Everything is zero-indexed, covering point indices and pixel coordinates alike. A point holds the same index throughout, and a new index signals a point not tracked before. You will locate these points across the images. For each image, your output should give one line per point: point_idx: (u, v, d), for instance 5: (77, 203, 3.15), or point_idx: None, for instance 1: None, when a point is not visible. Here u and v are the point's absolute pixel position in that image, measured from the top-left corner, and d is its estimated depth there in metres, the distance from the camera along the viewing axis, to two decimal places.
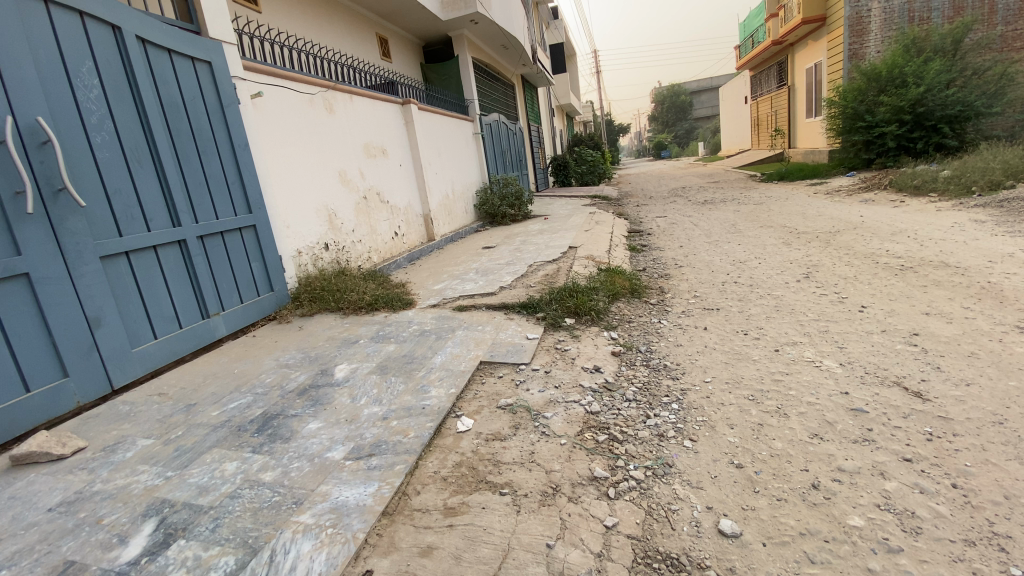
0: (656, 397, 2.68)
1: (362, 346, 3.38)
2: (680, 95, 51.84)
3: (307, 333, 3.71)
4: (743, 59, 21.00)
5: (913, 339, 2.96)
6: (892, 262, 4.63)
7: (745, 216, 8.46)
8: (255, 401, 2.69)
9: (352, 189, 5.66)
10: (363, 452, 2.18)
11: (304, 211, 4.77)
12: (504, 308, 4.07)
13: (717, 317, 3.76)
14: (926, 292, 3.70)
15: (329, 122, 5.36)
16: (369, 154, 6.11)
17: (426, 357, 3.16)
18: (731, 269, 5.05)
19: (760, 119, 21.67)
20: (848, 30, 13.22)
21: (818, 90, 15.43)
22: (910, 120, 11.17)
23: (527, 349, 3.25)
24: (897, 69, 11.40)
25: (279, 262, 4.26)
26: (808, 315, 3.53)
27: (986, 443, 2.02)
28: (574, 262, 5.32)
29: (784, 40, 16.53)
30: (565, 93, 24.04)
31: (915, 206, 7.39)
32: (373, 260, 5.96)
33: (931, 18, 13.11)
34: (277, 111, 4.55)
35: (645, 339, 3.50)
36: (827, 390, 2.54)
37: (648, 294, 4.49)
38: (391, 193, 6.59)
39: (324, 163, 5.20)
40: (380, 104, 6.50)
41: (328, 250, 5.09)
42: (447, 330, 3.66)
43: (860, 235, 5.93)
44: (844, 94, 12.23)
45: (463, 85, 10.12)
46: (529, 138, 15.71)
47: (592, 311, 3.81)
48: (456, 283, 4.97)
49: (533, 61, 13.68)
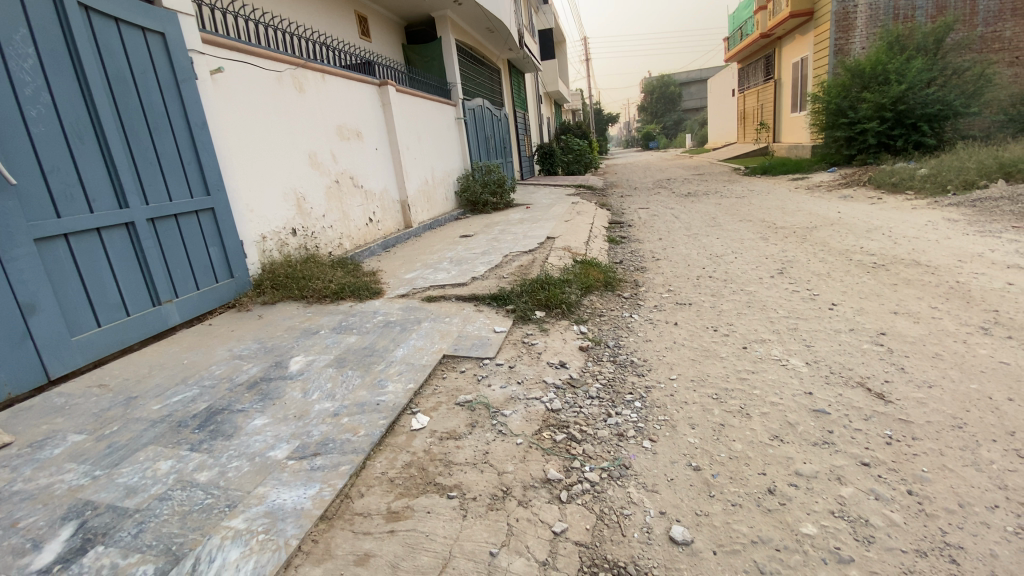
0: (620, 394, 2.61)
1: (322, 338, 3.27)
2: (669, 86, 51.74)
3: (266, 322, 3.57)
4: (731, 52, 20.96)
5: (879, 338, 2.94)
6: (866, 259, 4.63)
7: (725, 210, 8.43)
8: (200, 395, 2.58)
9: (323, 172, 5.47)
10: (307, 451, 2.08)
11: (268, 195, 4.60)
12: (474, 300, 3.97)
13: (689, 312, 3.70)
14: (896, 290, 3.69)
15: (298, 102, 5.16)
16: (342, 136, 5.92)
17: (387, 350, 3.05)
18: (707, 264, 5.01)
19: (746, 112, 21.69)
20: (835, 25, 13.23)
21: (803, 84, 15.46)
22: (891, 118, 11.22)
23: (493, 343, 3.15)
24: (880, 66, 11.44)
25: (240, 248, 4.10)
26: (779, 312, 3.49)
27: (944, 448, 1.99)
28: (550, 253, 5.22)
29: (772, 33, 16.48)
30: (553, 80, 23.76)
31: (891, 204, 7.43)
32: (346, 247, 5.81)
33: (915, 16, 13.15)
34: (239, 89, 4.35)
35: (614, 333, 3.44)
36: (791, 390, 2.50)
37: (621, 287, 4.42)
38: (366, 177, 6.41)
39: (292, 145, 5.01)
40: (355, 84, 6.28)
41: (296, 235, 4.93)
42: (413, 321, 3.54)
43: (836, 231, 5.93)
44: (828, 90, 12.24)
45: (445, 68, 9.87)
46: (514, 125, 15.50)
47: (562, 304, 3.73)
48: (428, 273, 4.84)
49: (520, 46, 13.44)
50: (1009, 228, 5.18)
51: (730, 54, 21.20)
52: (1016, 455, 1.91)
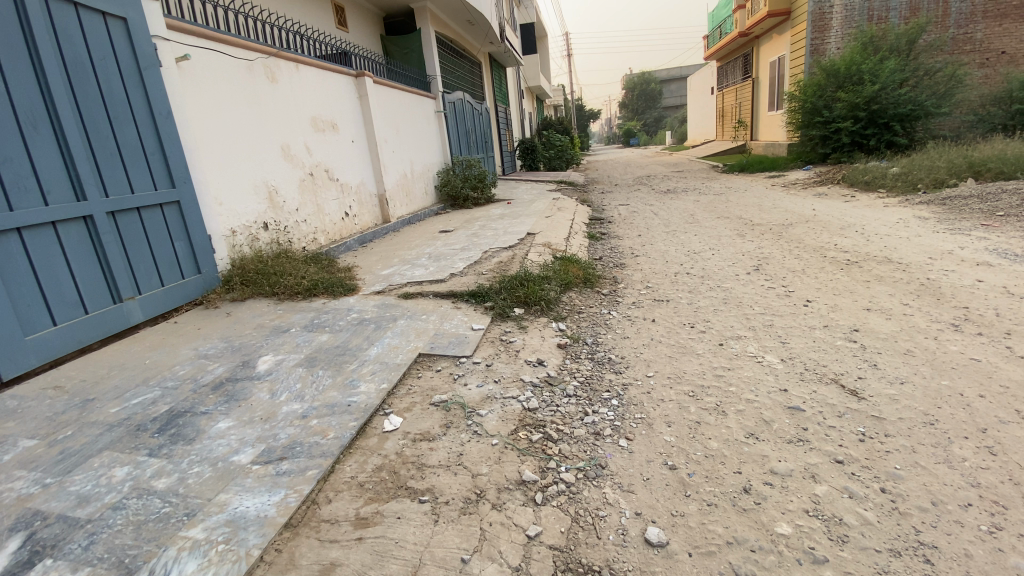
0: (597, 392, 2.58)
1: (293, 336, 3.17)
2: (650, 83, 52.06)
3: (235, 320, 3.45)
4: (711, 50, 21.18)
5: (853, 335, 2.97)
6: (840, 256, 4.70)
7: (704, 207, 8.50)
8: (162, 397, 2.47)
9: (296, 164, 5.32)
10: (273, 456, 2.00)
11: (238, 188, 4.44)
12: (451, 297, 3.90)
13: (667, 309, 3.70)
14: (869, 287, 3.75)
15: (270, 92, 5.00)
16: (316, 128, 5.76)
17: (361, 349, 2.97)
18: (685, 260, 5.02)
19: (725, 110, 21.95)
20: (811, 25, 13.43)
21: (780, 83, 15.69)
22: (865, 117, 11.46)
23: (469, 341, 3.09)
24: (855, 66, 11.66)
25: (207, 243, 3.95)
26: (755, 309, 3.51)
27: (917, 445, 2.02)
28: (530, 249, 5.18)
29: (750, 32, 16.67)
30: (535, 76, 23.65)
31: (864, 201, 7.58)
32: (320, 241, 5.67)
33: (889, 17, 13.44)
34: (207, 78, 4.19)
35: (593, 330, 3.41)
36: (767, 387, 2.51)
37: (600, 284, 4.40)
38: (342, 170, 6.26)
39: (263, 136, 4.86)
40: (330, 75, 6.13)
41: (267, 230, 4.79)
42: (388, 319, 3.46)
43: (811, 228, 6.02)
44: (804, 89, 12.43)
45: (425, 60, 9.71)
46: (495, 119, 15.39)
47: (541, 300, 3.70)
48: (406, 268, 4.75)
49: (501, 39, 13.32)
50: (976, 226, 5.32)
51: (709, 52, 21.37)
52: (987, 452, 1.95)
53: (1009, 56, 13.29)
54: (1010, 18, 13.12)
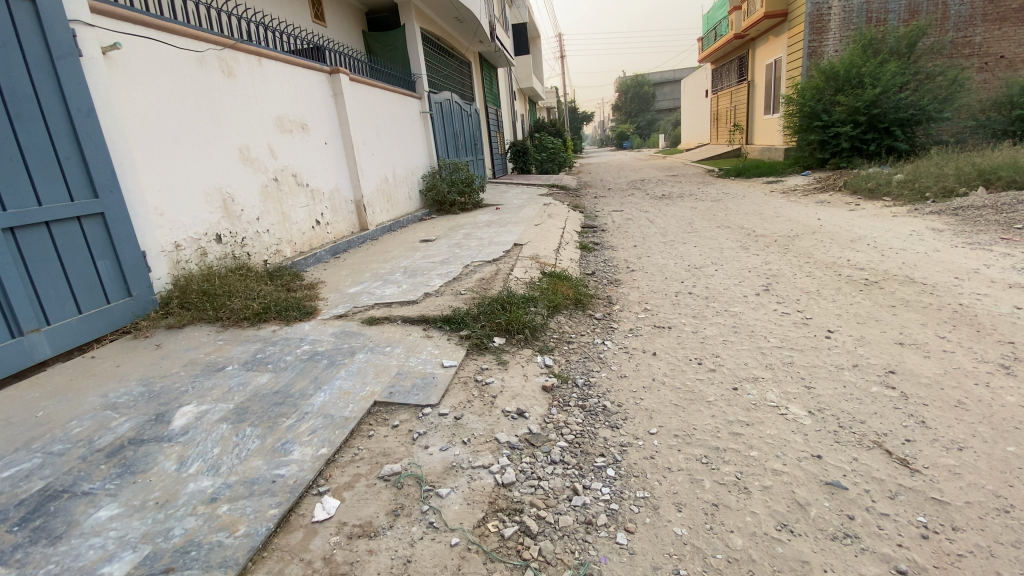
0: (588, 457, 2.09)
1: (227, 378, 2.66)
2: (644, 86, 51.88)
3: (163, 354, 2.94)
4: (705, 53, 20.92)
5: (888, 379, 2.51)
6: (856, 275, 4.25)
7: (702, 214, 8.07)
8: (40, 468, 1.96)
9: (257, 169, 4.81)
10: (156, 567, 1.50)
11: (183, 196, 3.92)
12: (422, 323, 3.40)
13: (668, 339, 3.22)
14: (896, 314, 3.30)
15: (225, 89, 4.49)
16: (282, 128, 5.25)
17: (304, 396, 2.47)
18: (686, 277, 4.56)
19: (719, 113, 21.64)
20: (809, 27, 13.11)
21: (776, 86, 15.39)
22: (865, 122, 11.13)
23: (438, 384, 2.58)
24: (854, 69, 11.33)
25: (140, 261, 3.42)
26: (770, 342, 3.03)
27: (994, 546, 1.56)
28: (516, 264, 4.70)
29: (746, 33, 16.32)
30: (527, 77, 23.25)
31: (871, 210, 7.19)
32: (287, 253, 5.16)
33: (887, 20, 13.14)
34: (143, 70, 3.67)
35: (584, 366, 2.92)
36: (795, 451, 2.04)
37: (593, 305, 3.91)
38: (313, 175, 5.76)
39: (217, 138, 4.35)
40: (300, 71, 5.62)
41: (221, 242, 4.29)
42: (345, 352, 2.96)
43: (819, 240, 5.59)
44: (802, 92, 12.06)
45: (410, 57, 9.15)
46: (486, 120, 14.89)
47: (525, 329, 3.21)
48: (376, 286, 4.24)
49: (492, 37, 12.85)
50: (997, 240, 4.92)
51: (704, 54, 21.00)
52: None
53: (1008, 60, 13.02)
54: (1010, 21, 12.85)
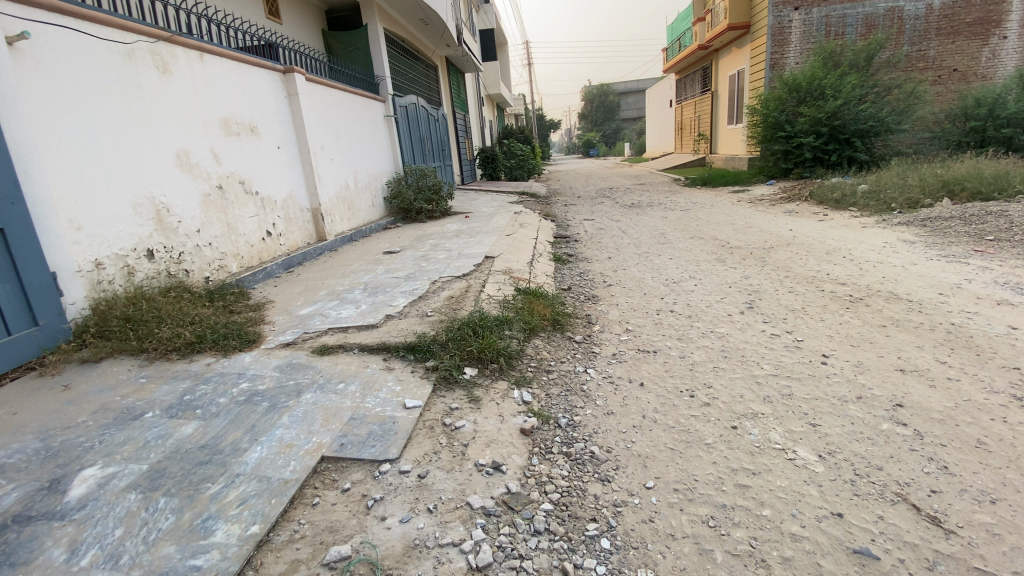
0: (578, 524, 1.77)
1: (143, 429, 2.20)
2: (610, 94, 52.57)
3: (69, 398, 2.45)
4: (670, 63, 21.21)
5: (898, 414, 2.30)
6: (839, 290, 4.10)
7: (674, 224, 7.94)
8: None
9: (197, 175, 4.32)
10: None
11: (107, 207, 3.41)
12: (383, 352, 3.01)
13: (656, 365, 2.93)
14: (889, 336, 3.13)
15: (160, 87, 3.99)
16: (228, 130, 4.76)
17: (237, 453, 2.05)
18: (666, 293, 4.32)
19: (684, 123, 21.95)
20: (771, 39, 13.37)
21: (739, 97, 15.66)
22: (827, 132, 11.35)
23: (399, 432, 2.22)
24: (816, 81, 11.56)
25: (49, 283, 2.89)
26: (764, 369, 2.79)
27: None
28: (487, 279, 4.36)
29: (710, 44, 16.57)
30: (495, 82, 23.00)
31: (840, 221, 7.21)
32: (232, 269, 4.66)
33: (845, 33, 13.53)
34: (58, 62, 3.16)
35: (566, 400, 2.60)
36: (813, 509, 1.78)
37: (572, 326, 3.60)
38: (263, 182, 5.27)
39: (149, 141, 3.85)
40: (249, 69, 5.14)
41: (153, 258, 3.79)
42: (290, 392, 2.55)
43: (795, 252, 5.49)
44: (766, 103, 12.22)
45: (373, 59, 8.71)
46: (453, 125, 14.53)
47: (499, 357, 2.87)
48: (332, 307, 3.82)
49: (459, 41, 12.54)
50: (970, 253, 4.90)
51: (669, 64, 21.28)
52: None
53: (961, 73, 13.57)
54: (963, 35, 13.40)
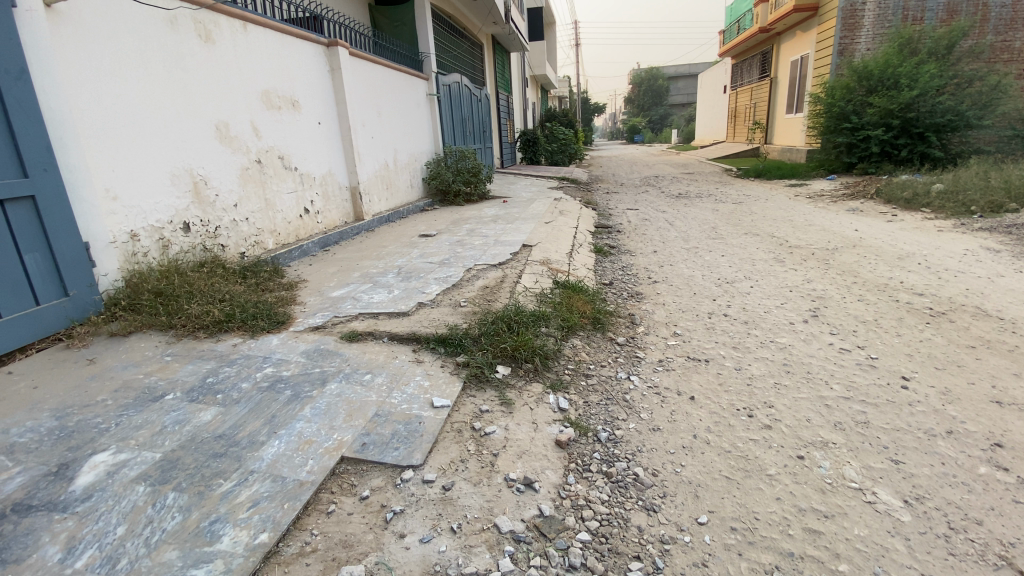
0: (619, 561, 1.56)
1: (162, 413, 2.13)
2: (659, 79, 50.76)
3: (92, 374, 2.40)
4: (726, 47, 20.12)
5: (998, 456, 1.98)
6: (917, 302, 3.66)
7: (725, 218, 7.48)
8: None
9: (237, 149, 4.25)
10: None
11: (144, 178, 3.37)
12: (413, 342, 2.85)
13: (707, 377, 2.65)
14: (981, 359, 2.75)
15: (201, 56, 3.89)
16: (269, 103, 4.67)
17: (253, 446, 1.93)
18: (718, 294, 4.00)
19: (738, 111, 20.86)
20: (841, 22, 12.35)
21: (801, 84, 14.67)
22: (898, 125, 10.44)
23: (424, 434, 2.04)
24: (889, 69, 10.64)
25: (82, 254, 2.86)
26: (834, 390, 2.47)
27: None
28: (525, 269, 4.14)
29: (772, 27, 15.54)
30: (541, 63, 22.47)
31: (911, 223, 6.58)
32: (268, 245, 4.61)
33: (925, 18, 12.38)
34: (97, 28, 3.08)
35: (608, 410, 2.37)
36: (899, 569, 1.52)
37: (614, 326, 3.33)
38: (303, 158, 5.19)
39: (189, 113, 3.78)
40: (292, 41, 5.02)
41: (189, 232, 3.75)
42: (314, 381, 2.42)
43: (862, 256, 5.01)
44: (831, 92, 11.38)
45: (418, 35, 8.49)
46: (496, 106, 14.24)
47: (534, 357, 2.66)
48: (364, 290, 3.69)
49: (506, 19, 12.14)
50: None
51: (725, 48, 20.20)
52: None
53: None
54: None
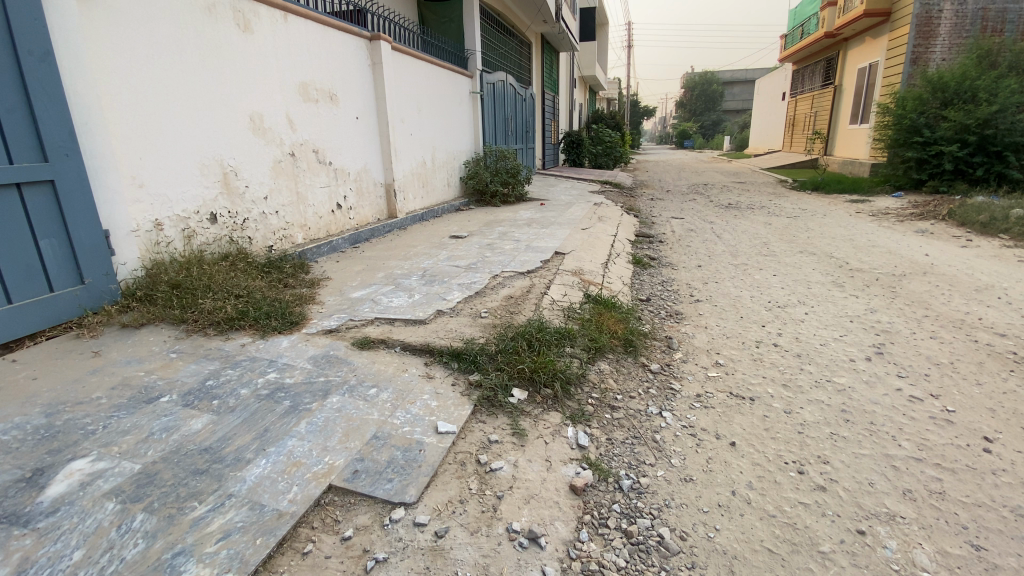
0: None
1: (153, 417, 2.02)
2: (713, 83, 49.14)
3: (94, 368, 2.34)
4: (787, 52, 19.19)
5: None
6: (999, 344, 3.17)
7: (776, 233, 6.97)
8: None
9: (270, 141, 4.19)
10: None
11: (171, 167, 3.33)
12: (426, 355, 2.65)
13: (751, 420, 2.33)
14: None
15: (238, 45, 3.84)
16: (305, 96, 4.60)
17: (237, 465, 1.77)
18: (767, 319, 3.62)
19: (796, 119, 19.79)
20: (915, 30, 11.38)
21: (868, 93, 13.70)
22: (974, 142, 9.47)
23: (422, 466, 1.83)
24: (967, 81, 9.75)
25: (100, 242, 2.81)
26: (902, 449, 2.10)
27: None
28: (555, 280, 3.89)
29: (839, 32, 14.61)
30: (591, 65, 22.07)
31: (989, 250, 5.90)
32: (297, 240, 4.55)
33: (1004, 31, 11.45)
34: (130, 13, 3.04)
35: (633, 453, 2.09)
36: None
37: (648, 349, 3.04)
38: (338, 152, 5.11)
39: (222, 102, 3.73)
40: (333, 33, 4.95)
41: (216, 223, 3.70)
42: (316, 392, 2.26)
43: (933, 285, 4.47)
44: (902, 103, 10.48)
45: (464, 32, 8.35)
46: (542, 107, 14.00)
47: (555, 382, 2.41)
48: (384, 293, 3.53)
49: (557, 17, 11.87)
50: None
51: (786, 54, 19.27)
52: None
53: None
54: None
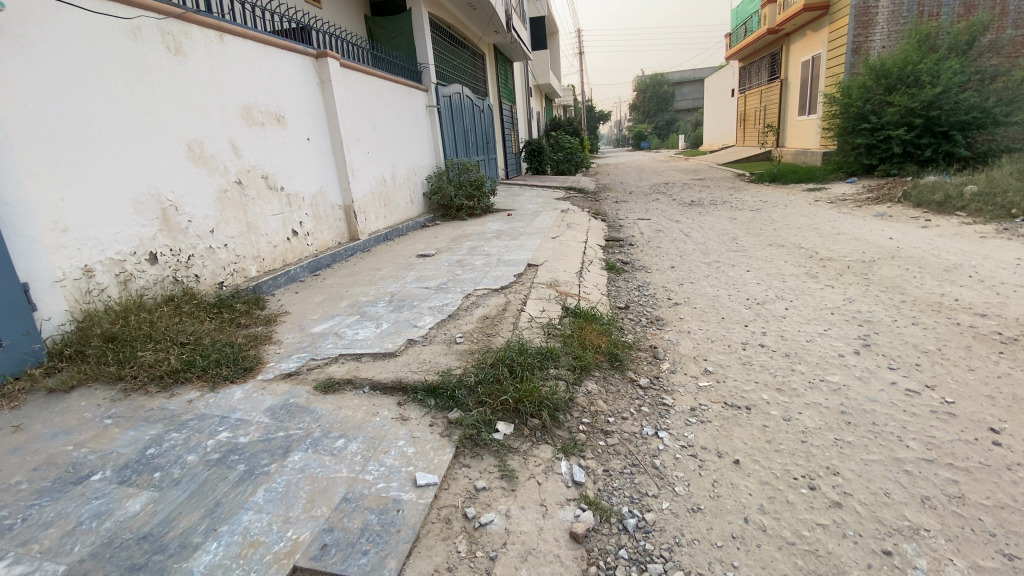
0: None
1: (82, 502, 1.72)
2: (664, 84, 50.48)
3: (15, 446, 2.02)
4: (732, 50, 19.81)
5: None
6: (981, 325, 3.15)
7: (743, 227, 7.01)
8: None
9: (213, 169, 3.89)
10: None
11: (99, 206, 3.00)
12: (398, 392, 2.42)
13: (751, 433, 2.19)
14: None
15: (169, 70, 3.55)
16: (249, 119, 4.31)
17: (182, 553, 1.51)
18: (750, 318, 3.54)
19: (747, 114, 20.43)
20: (854, 21, 11.86)
21: (813, 85, 14.21)
22: (920, 124, 9.88)
23: (402, 530, 1.61)
24: (909, 66, 10.09)
25: (18, 299, 2.48)
26: (912, 451, 2.00)
27: None
28: (531, 294, 3.71)
29: (781, 28, 15.08)
30: (545, 72, 22.28)
31: (947, 228, 6.06)
32: (250, 273, 4.23)
33: (941, 14, 11.99)
34: (39, 41, 2.72)
35: (634, 485, 1.91)
36: None
37: (634, 362, 2.88)
38: (290, 177, 4.82)
39: (155, 132, 3.41)
40: (275, 52, 4.67)
41: (157, 263, 3.38)
42: (276, 449, 2.00)
43: (903, 268, 4.51)
44: (847, 92, 10.86)
45: (416, 45, 8.17)
46: (500, 117, 13.95)
47: (542, 410, 2.22)
48: (349, 325, 3.28)
49: (508, 26, 11.83)
50: None
51: (731, 52, 19.89)
52: None
53: None
54: None
